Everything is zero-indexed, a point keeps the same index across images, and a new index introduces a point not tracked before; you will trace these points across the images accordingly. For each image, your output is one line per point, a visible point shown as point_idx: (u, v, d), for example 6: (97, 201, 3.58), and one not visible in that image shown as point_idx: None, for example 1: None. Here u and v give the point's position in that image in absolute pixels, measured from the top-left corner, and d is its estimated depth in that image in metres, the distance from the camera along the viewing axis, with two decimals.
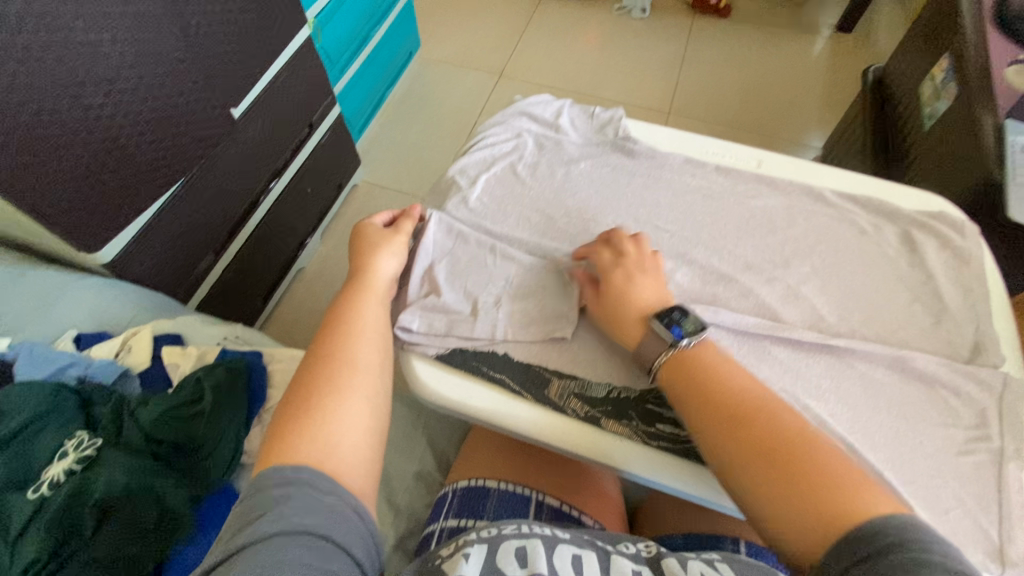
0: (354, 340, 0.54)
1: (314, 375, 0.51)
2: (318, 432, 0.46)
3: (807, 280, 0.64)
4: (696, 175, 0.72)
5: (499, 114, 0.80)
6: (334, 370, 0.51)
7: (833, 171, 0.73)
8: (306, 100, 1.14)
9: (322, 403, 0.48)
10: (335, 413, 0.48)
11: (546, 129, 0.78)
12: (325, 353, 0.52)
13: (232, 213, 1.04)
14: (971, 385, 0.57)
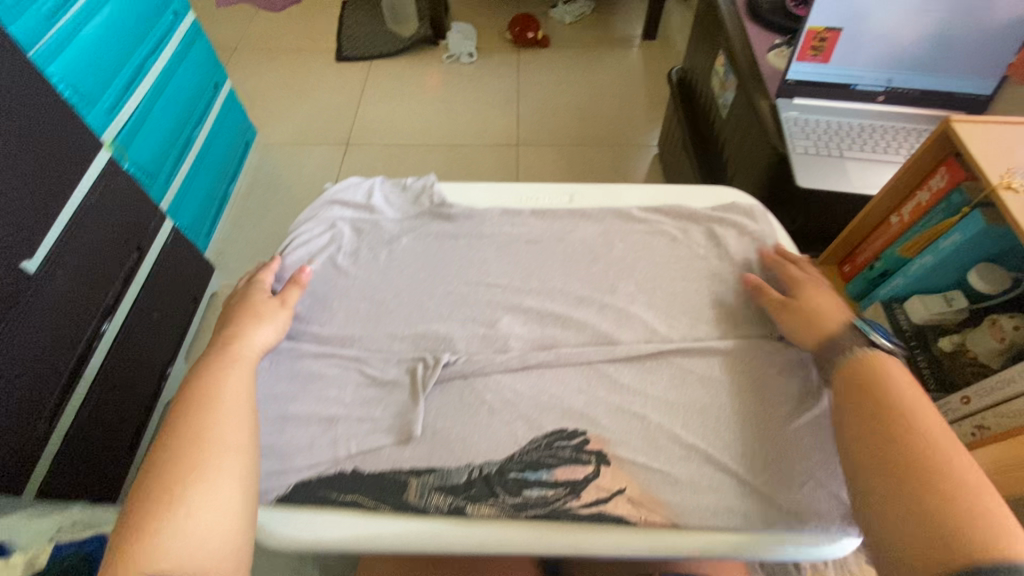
0: (223, 412, 0.47)
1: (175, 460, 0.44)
2: (182, 529, 0.41)
3: (635, 298, 0.59)
4: (514, 223, 0.66)
5: (308, 208, 0.68)
6: (189, 463, 0.44)
7: (632, 187, 0.70)
8: (125, 226, 1.08)
9: (191, 488, 0.43)
10: (203, 497, 0.43)
11: (361, 212, 0.68)
12: (194, 431, 0.45)
13: (61, 370, 0.93)
14: (793, 358, 0.55)
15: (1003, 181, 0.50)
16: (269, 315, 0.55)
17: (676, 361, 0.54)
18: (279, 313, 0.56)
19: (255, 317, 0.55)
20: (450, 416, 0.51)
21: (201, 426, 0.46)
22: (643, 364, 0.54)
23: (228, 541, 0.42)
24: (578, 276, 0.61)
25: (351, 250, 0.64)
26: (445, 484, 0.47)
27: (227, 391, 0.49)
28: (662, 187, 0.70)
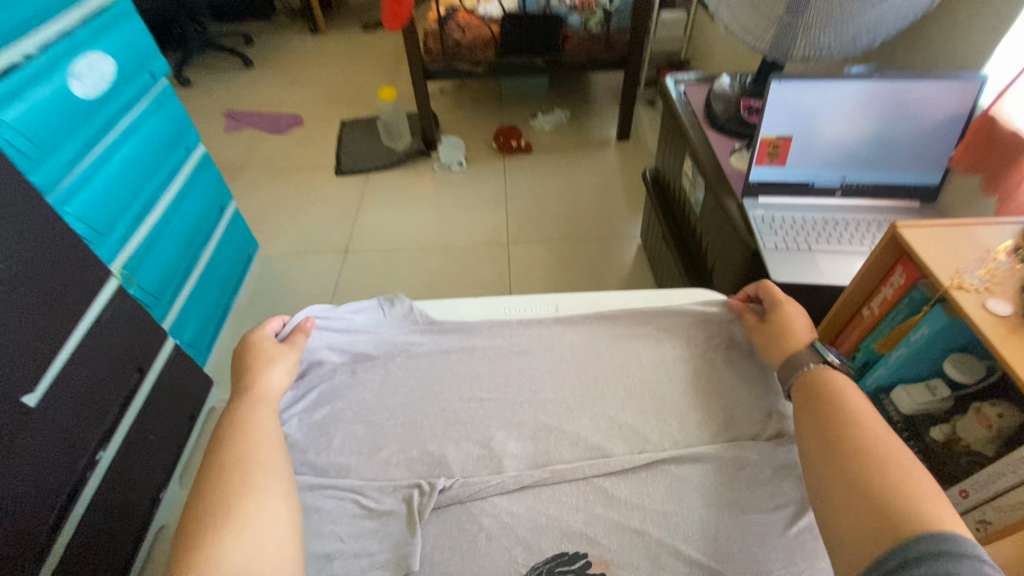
0: (255, 447, 0.54)
1: (229, 494, 0.49)
2: (238, 548, 0.46)
3: (624, 406, 0.63)
4: (506, 335, 0.70)
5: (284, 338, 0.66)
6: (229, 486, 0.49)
7: (615, 298, 0.77)
8: (126, 350, 1.10)
9: (243, 510, 0.48)
10: (256, 517, 0.48)
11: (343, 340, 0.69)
12: (235, 459, 0.52)
13: (47, 511, 0.90)
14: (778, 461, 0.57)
15: (955, 282, 0.53)
16: (280, 357, 0.63)
17: (669, 470, 0.57)
18: (290, 355, 0.63)
19: (270, 369, 0.61)
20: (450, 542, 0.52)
21: (241, 456, 0.52)
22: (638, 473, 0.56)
23: (272, 558, 0.47)
24: (570, 387, 0.64)
25: (352, 372, 0.67)
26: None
27: (255, 426, 0.55)
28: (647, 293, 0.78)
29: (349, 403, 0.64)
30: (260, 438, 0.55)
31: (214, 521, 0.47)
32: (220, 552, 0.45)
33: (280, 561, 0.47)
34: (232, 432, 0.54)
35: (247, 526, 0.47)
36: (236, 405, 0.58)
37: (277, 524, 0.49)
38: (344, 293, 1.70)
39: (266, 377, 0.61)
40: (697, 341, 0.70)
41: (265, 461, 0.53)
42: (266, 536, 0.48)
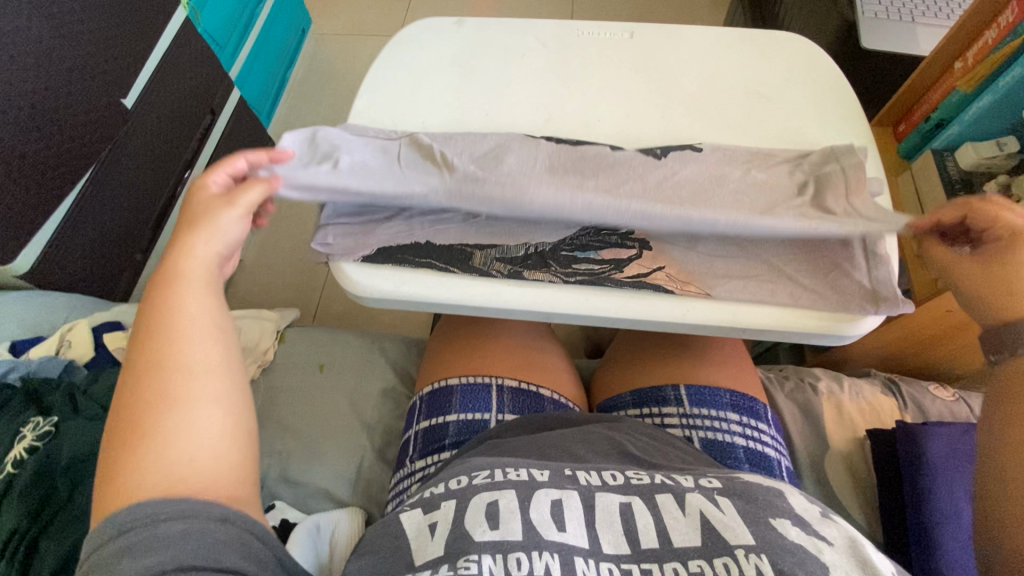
0: (180, 340, 0.44)
1: (148, 405, 0.42)
2: (166, 456, 0.40)
3: (689, 121, 0.63)
4: (580, 53, 0.68)
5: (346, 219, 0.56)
6: (143, 389, 0.42)
7: (699, 32, 0.69)
8: (199, 87, 1.14)
9: (166, 422, 0.42)
10: (187, 422, 0.42)
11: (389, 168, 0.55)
12: (152, 359, 0.43)
13: (146, 217, 1.03)
14: None
15: None
16: (217, 220, 0.48)
17: None
18: (231, 216, 0.48)
19: (197, 234, 0.48)
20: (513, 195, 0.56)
21: (163, 355, 0.44)
22: (703, 174, 0.58)
23: (214, 450, 0.42)
24: (641, 103, 0.64)
25: (426, 71, 0.68)
26: (506, 254, 0.54)
27: (181, 305, 0.46)
28: (755, 32, 0.69)
29: (421, 95, 0.66)
30: (190, 330, 0.45)
31: (136, 436, 0.41)
32: (146, 466, 0.40)
33: (220, 469, 0.42)
34: (154, 318, 0.45)
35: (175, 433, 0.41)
36: (160, 284, 0.46)
37: (218, 430, 0.43)
38: None
39: (198, 247, 0.47)
40: (787, 74, 0.66)
41: (200, 357, 0.44)
42: (200, 443, 0.42)
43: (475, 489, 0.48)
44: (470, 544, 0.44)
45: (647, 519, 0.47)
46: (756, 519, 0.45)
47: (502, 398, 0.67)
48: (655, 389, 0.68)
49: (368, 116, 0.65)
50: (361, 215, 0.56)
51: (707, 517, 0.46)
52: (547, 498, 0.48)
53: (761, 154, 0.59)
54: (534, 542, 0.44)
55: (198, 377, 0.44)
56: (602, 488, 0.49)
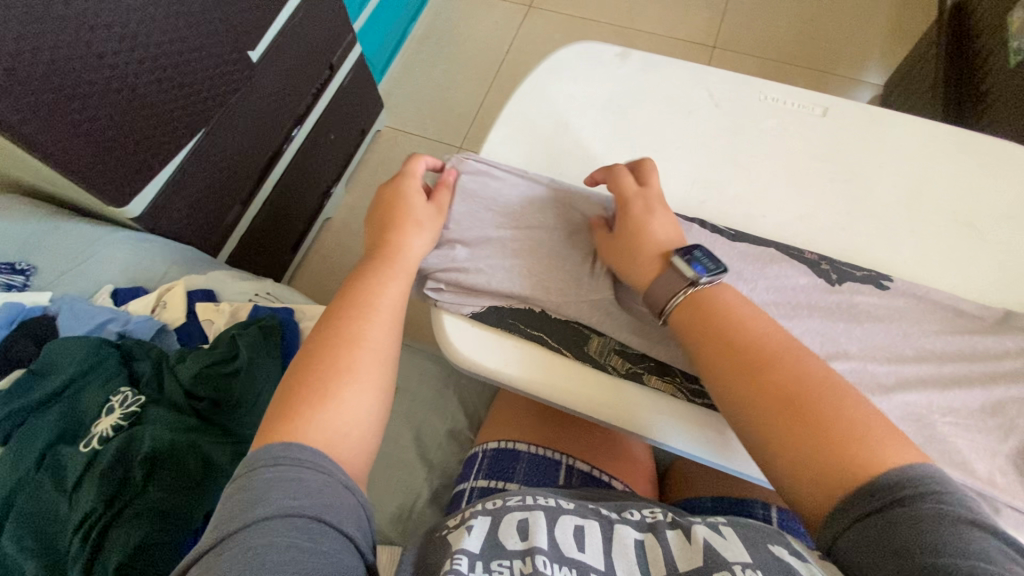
0: (370, 318, 0.48)
1: (326, 370, 0.44)
2: (321, 416, 0.41)
3: (875, 245, 0.52)
4: (756, 127, 0.58)
5: (464, 278, 0.52)
6: (324, 356, 0.45)
7: (909, 130, 0.57)
8: (322, 43, 1.10)
9: (336, 391, 0.43)
10: (348, 400, 0.43)
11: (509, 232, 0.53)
12: (344, 334, 0.46)
13: (250, 171, 1.02)
14: None
15: None
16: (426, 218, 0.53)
17: (910, 324, 0.48)
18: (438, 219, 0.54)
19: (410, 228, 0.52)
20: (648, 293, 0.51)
21: (351, 331, 0.47)
22: (875, 315, 0.49)
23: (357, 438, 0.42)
24: (818, 205, 0.54)
25: (576, 111, 0.60)
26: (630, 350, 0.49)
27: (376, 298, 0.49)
28: (980, 136, 0.57)
29: (565, 142, 0.59)
30: (380, 307, 0.48)
31: (308, 393, 0.43)
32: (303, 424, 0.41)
33: (355, 446, 0.42)
34: (357, 290, 0.49)
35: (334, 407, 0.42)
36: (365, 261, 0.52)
37: (366, 417, 0.44)
38: (519, 51, 1.52)
39: (411, 240, 0.52)
40: (1008, 203, 0.53)
41: (377, 337, 0.47)
42: (350, 423, 0.42)
43: (507, 508, 0.47)
44: (500, 550, 0.43)
45: (656, 548, 0.45)
46: (756, 543, 0.43)
47: (573, 472, 0.61)
48: (739, 501, 0.60)
49: (503, 154, 0.59)
50: (475, 270, 0.52)
51: (710, 543, 0.43)
52: (570, 522, 0.46)
53: (952, 309, 0.49)
54: (558, 554, 0.43)
55: (369, 361, 0.46)
56: (620, 520, 0.48)
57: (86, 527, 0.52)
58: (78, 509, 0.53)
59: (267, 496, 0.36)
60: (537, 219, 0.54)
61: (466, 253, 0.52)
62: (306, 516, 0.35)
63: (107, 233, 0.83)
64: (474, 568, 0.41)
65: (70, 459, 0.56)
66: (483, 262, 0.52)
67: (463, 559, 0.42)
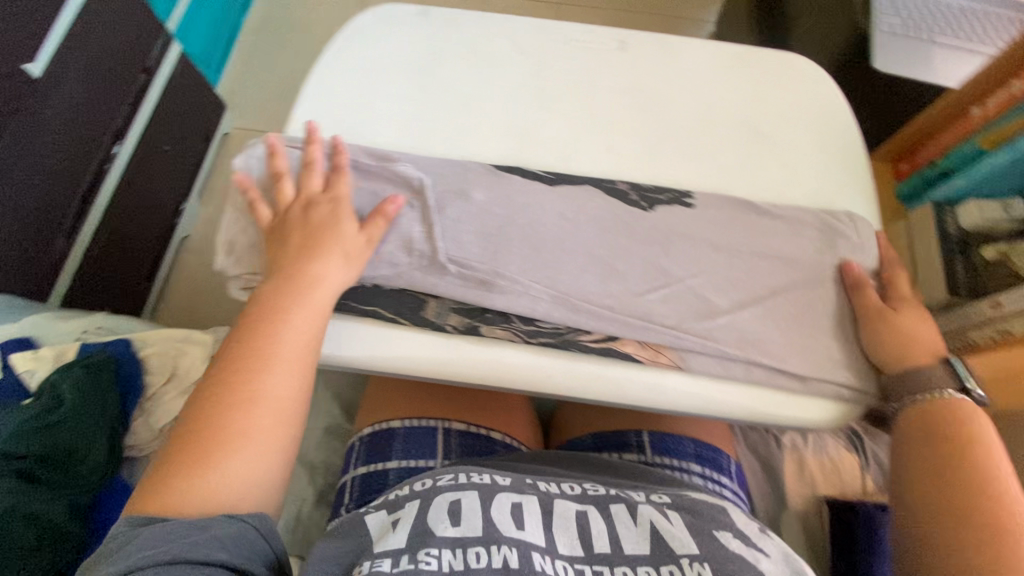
0: (271, 370, 0.43)
1: (206, 426, 0.40)
2: (218, 473, 0.39)
3: (680, 164, 0.55)
4: (561, 68, 0.59)
5: (277, 263, 0.49)
6: (206, 409, 0.41)
7: (699, 52, 0.60)
8: (128, 45, 0.98)
9: (229, 451, 0.40)
10: (239, 454, 0.40)
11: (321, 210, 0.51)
12: (244, 388, 0.42)
13: (68, 200, 0.91)
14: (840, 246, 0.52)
15: None
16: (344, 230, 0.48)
17: (715, 231, 0.52)
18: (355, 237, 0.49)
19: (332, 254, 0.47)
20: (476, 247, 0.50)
21: (245, 381, 0.42)
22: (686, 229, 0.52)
23: (258, 486, 0.40)
24: (628, 136, 0.56)
25: (384, 77, 0.58)
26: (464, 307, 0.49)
27: (275, 345, 0.44)
28: (762, 51, 0.61)
29: (375, 109, 0.57)
30: (295, 356, 0.44)
31: (197, 449, 0.39)
32: (201, 483, 0.38)
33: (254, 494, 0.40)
34: (262, 327, 0.44)
35: (226, 464, 0.39)
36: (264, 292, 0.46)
37: (263, 466, 0.41)
38: None
39: (327, 272, 0.47)
40: (789, 109, 0.58)
41: (282, 389, 0.43)
42: (251, 476, 0.40)
43: (436, 489, 0.44)
44: (428, 538, 0.40)
45: (601, 526, 0.44)
46: (702, 529, 0.43)
47: (451, 443, 0.61)
48: (614, 436, 0.62)
49: (311, 130, 0.56)
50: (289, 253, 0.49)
51: (657, 527, 0.43)
52: (506, 500, 0.44)
53: (754, 210, 0.53)
54: (493, 536, 0.41)
55: (270, 412, 0.42)
56: (560, 494, 0.46)
57: None
58: None
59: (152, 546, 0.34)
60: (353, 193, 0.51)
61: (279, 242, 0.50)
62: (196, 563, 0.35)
63: None
64: (397, 565, 0.38)
65: None
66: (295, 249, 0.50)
67: (384, 559, 0.38)
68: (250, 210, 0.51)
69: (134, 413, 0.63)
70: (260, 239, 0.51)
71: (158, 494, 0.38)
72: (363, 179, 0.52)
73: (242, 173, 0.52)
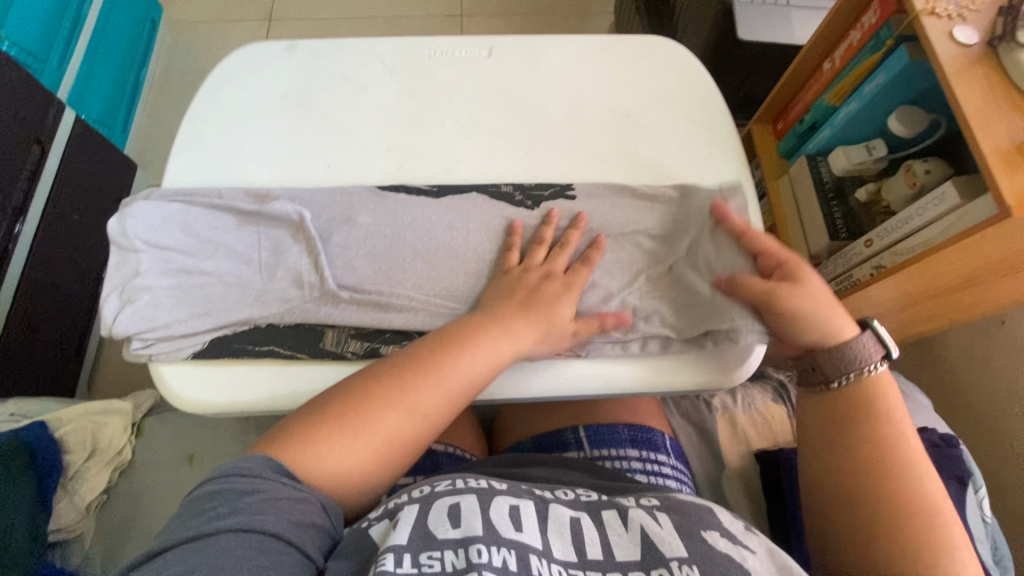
0: (483, 342, 0.47)
1: (372, 407, 0.44)
2: (328, 453, 0.42)
3: (560, 158, 0.57)
4: (432, 82, 0.60)
5: (166, 318, 0.48)
6: (394, 381, 0.45)
7: (565, 47, 0.62)
8: (15, 119, 0.95)
9: (361, 431, 0.43)
10: (353, 444, 0.43)
11: (204, 257, 0.50)
12: (465, 372, 0.46)
13: None
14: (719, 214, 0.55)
15: (928, 7, 0.49)
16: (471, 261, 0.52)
17: (599, 218, 0.54)
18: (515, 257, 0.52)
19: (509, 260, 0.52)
20: (369, 270, 0.51)
21: (468, 359, 0.46)
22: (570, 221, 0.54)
23: (354, 479, 0.43)
24: (506, 139, 0.58)
25: (257, 117, 0.58)
26: (362, 329, 0.49)
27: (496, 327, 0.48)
28: (624, 37, 0.63)
29: (252, 149, 0.57)
30: (449, 386, 0.46)
31: (334, 432, 0.43)
32: (307, 459, 0.42)
33: (345, 477, 0.43)
34: (472, 342, 0.47)
35: (336, 454, 0.43)
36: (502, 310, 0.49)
37: (376, 457, 0.44)
38: None
39: (519, 332, 0.48)
40: (655, 89, 0.61)
41: (475, 377, 0.47)
42: (342, 464, 0.43)
43: (436, 494, 0.45)
44: (431, 541, 0.41)
45: (594, 532, 0.45)
46: (690, 531, 0.45)
47: None
48: (554, 432, 0.63)
49: (189, 180, 0.55)
50: (177, 306, 0.48)
51: (646, 531, 0.45)
52: (504, 503, 0.45)
53: (633, 191, 0.55)
54: (493, 536, 0.42)
55: (437, 394, 0.46)
56: (554, 499, 0.48)
57: None
58: None
59: (235, 508, 0.38)
60: (238, 234, 0.51)
61: (166, 299, 0.48)
62: (260, 533, 0.38)
63: None
64: (401, 564, 0.39)
65: None
66: (183, 302, 0.49)
67: (389, 556, 0.39)
68: (164, 252, 0.50)
69: (56, 495, 0.59)
70: (172, 287, 0.49)
71: (305, 452, 0.42)
72: (244, 220, 0.51)
73: (115, 232, 0.50)
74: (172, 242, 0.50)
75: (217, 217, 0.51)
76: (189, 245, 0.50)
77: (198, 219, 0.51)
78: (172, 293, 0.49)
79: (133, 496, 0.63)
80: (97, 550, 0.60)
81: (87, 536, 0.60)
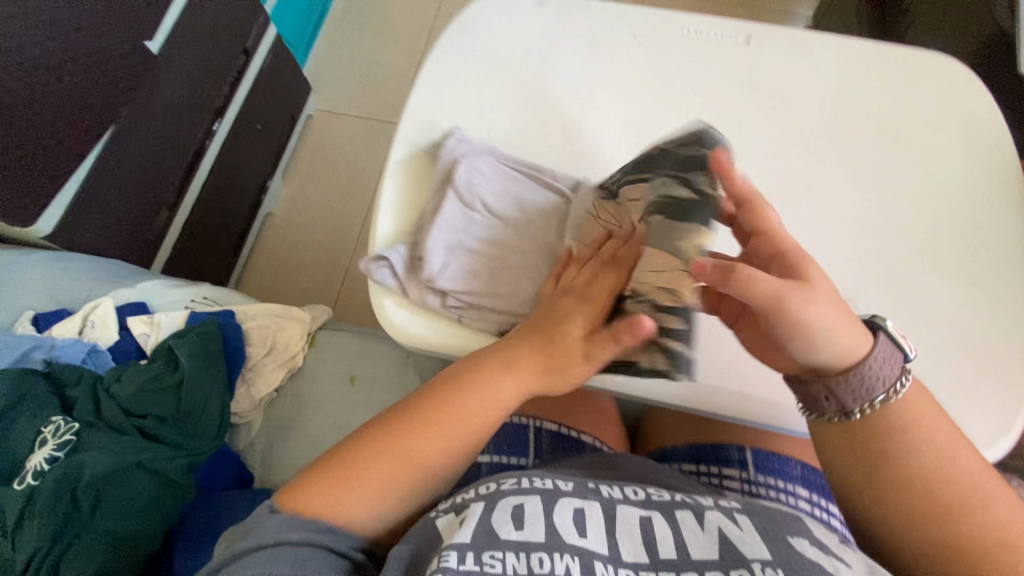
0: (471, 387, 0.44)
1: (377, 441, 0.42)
2: (350, 494, 0.40)
3: (812, 169, 0.52)
4: (681, 63, 0.56)
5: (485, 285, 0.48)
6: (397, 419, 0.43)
7: (834, 51, 0.56)
8: (232, 25, 1.01)
9: (374, 466, 0.41)
10: (372, 481, 0.40)
11: (530, 233, 0.50)
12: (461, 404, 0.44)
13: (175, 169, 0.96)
14: (988, 268, 0.48)
15: None
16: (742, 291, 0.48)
17: (847, 241, 0.49)
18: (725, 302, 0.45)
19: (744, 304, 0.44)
20: None
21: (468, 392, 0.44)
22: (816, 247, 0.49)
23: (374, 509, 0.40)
24: (753, 136, 0.53)
25: (497, 68, 0.57)
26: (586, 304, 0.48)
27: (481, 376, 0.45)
28: (902, 49, 0.56)
29: (491, 98, 0.56)
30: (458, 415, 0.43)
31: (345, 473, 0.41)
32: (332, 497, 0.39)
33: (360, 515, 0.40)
34: (458, 388, 0.44)
35: (358, 488, 0.40)
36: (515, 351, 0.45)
37: (392, 493, 0.41)
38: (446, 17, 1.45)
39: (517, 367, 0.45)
40: (929, 115, 0.54)
41: (475, 410, 0.44)
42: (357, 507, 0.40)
43: (501, 492, 0.40)
44: (492, 540, 0.36)
45: (666, 531, 0.39)
46: (776, 535, 0.37)
47: (542, 440, 0.58)
48: (715, 445, 0.59)
49: (427, 117, 0.56)
50: (489, 272, 0.48)
51: (726, 534, 0.38)
52: (569, 506, 0.39)
53: (893, 224, 0.49)
54: (555, 542, 0.37)
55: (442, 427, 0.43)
56: (621, 497, 0.41)
57: (35, 565, 0.49)
58: (24, 547, 0.50)
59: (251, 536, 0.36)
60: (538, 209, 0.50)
61: (483, 265, 0.48)
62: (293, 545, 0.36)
63: (23, 251, 0.76)
64: (464, 562, 0.35)
65: (6, 500, 0.52)
66: (488, 278, 0.48)
67: (451, 554, 0.35)
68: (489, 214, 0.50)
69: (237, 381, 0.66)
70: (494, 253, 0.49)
71: (327, 492, 0.40)
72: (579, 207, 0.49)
73: (458, 181, 0.50)
74: (506, 208, 0.50)
75: (537, 194, 0.51)
76: (514, 217, 0.50)
77: (525, 192, 0.51)
78: (488, 259, 0.49)
79: (298, 401, 0.67)
80: (262, 438, 0.65)
81: (255, 422, 0.66)
